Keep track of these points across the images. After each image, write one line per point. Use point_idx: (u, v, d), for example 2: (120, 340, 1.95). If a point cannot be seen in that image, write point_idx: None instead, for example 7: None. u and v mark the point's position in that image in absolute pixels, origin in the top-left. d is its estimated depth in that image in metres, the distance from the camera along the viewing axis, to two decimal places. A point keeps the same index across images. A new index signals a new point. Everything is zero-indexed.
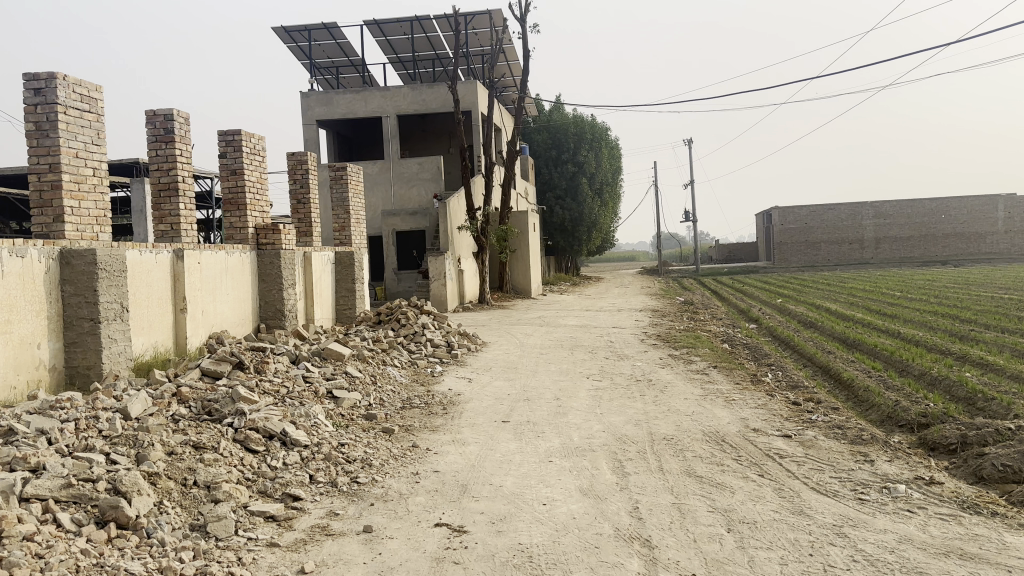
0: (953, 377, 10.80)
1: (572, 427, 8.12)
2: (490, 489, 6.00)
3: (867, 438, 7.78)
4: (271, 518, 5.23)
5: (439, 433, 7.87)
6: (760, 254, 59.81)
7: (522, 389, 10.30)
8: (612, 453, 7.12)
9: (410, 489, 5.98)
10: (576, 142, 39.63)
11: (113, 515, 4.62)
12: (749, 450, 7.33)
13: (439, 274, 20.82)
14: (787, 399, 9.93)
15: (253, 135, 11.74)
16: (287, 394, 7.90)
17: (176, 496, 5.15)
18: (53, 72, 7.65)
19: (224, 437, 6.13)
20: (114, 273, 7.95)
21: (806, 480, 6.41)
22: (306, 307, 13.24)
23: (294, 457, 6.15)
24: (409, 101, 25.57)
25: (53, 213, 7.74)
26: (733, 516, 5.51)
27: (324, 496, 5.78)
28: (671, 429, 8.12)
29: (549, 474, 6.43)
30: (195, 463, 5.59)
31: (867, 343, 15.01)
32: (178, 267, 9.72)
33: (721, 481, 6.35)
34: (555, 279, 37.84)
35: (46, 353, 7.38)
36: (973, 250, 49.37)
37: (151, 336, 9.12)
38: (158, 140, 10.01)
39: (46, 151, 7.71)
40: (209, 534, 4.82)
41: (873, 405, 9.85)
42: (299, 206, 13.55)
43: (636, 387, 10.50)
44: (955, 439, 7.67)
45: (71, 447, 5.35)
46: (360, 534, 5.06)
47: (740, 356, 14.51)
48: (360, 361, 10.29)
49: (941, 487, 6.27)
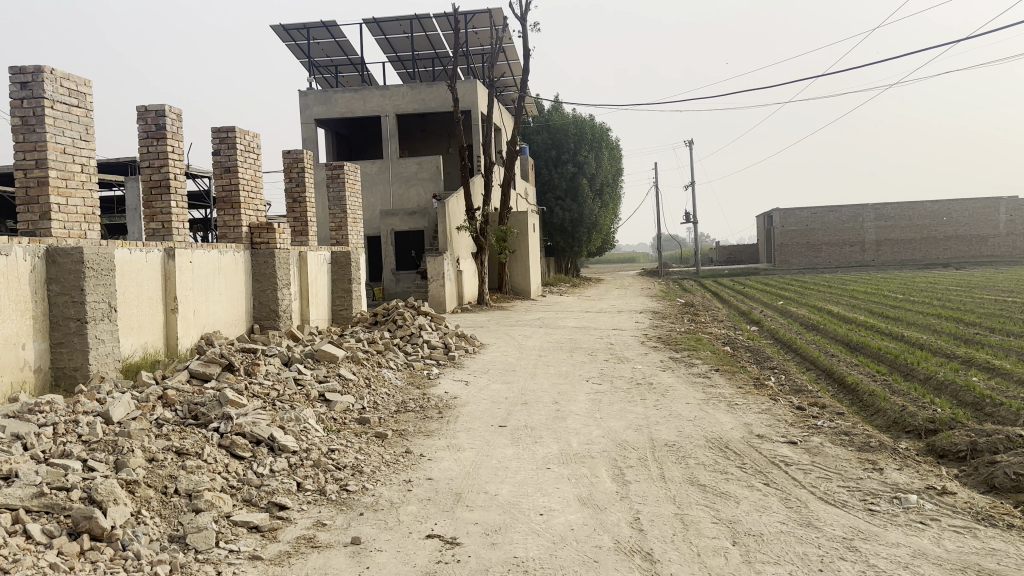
0: (960, 381, 10.55)
1: (571, 432, 7.90)
2: (485, 498, 5.77)
3: (875, 445, 7.54)
4: (255, 529, 5.00)
5: (434, 438, 7.64)
6: (760, 257, 59.65)
7: (521, 392, 10.07)
8: (612, 460, 6.87)
9: (401, 498, 5.75)
10: (577, 143, 39.44)
11: (86, 526, 4.37)
12: (753, 457, 7.10)
13: (437, 275, 20.59)
14: (791, 403, 9.69)
15: (248, 132, 11.54)
16: (277, 397, 7.68)
17: (155, 505, 4.91)
18: (41, 65, 7.42)
19: (209, 442, 5.90)
20: (102, 272, 7.74)
21: (814, 490, 6.18)
22: (301, 307, 12.99)
23: (281, 464, 5.92)
24: (408, 100, 25.35)
25: (39, 211, 7.52)
26: (739, 528, 5.27)
27: (312, 505, 5.53)
28: (672, 434, 7.89)
29: (547, 482, 6.20)
30: (176, 470, 5.34)
31: (870, 346, 14.78)
32: (170, 266, 9.51)
33: (725, 490, 6.11)
34: (554, 280, 37.60)
35: (31, 354, 7.15)
36: (975, 253, 49.12)
37: (141, 337, 8.91)
38: (150, 137, 9.78)
39: (32, 146, 7.49)
40: (188, 546, 4.58)
41: (878, 410, 9.63)
42: (295, 204, 13.32)
43: (636, 391, 10.28)
44: (964, 446, 7.44)
45: (48, 454, 5.12)
46: (347, 546, 4.83)
47: (742, 358, 14.31)
48: (355, 362, 10.06)
49: (954, 497, 6.03)
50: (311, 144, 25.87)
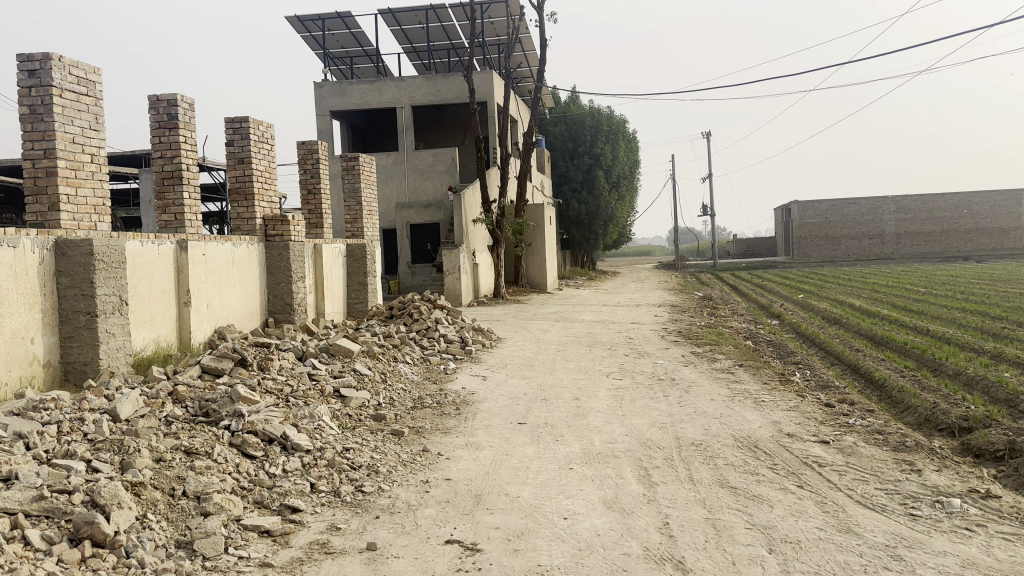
0: (992, 377, 10.19)
1: (593, 430, 7.63)
2: (506, 500, 5.53)
3: (911, 444, 7.20)
4: (265, 534, 4.77)
5: (452, 435, 7.40)
6: (778, 251, 58.94)
7: (540, 388, 9.78)
8: (637, 461, 6.60)
9: (419, 500, 5.51)
10: (593, 134, 39.09)
11: (88, 532, 4.16)
12: (785, 457, 6.81)
13: (453, 267, 20.35)
14: (819, 401, 9.33)
15: (262, 122, 11.34)
16: (290, 393, 7.47)
17: (161, 508, 4.70)
18: (48, 52, 7.24)
19: (219, 441, 5.71)
20: (112, 265, 7.54)
21: (851, 493, 5.88)
22: (316, 300, 12.78)
23: (295, 464, 5.70)
24: (423, 91, 25.06)
25: (48, 202, 7.33)
26: (774, 535, 4.98)
27: (326, 508, 5.30)
28: (699, 433, 7.59)
29: (570, 484, 5.92)
30: (184, 471, 5.13)
31: (896, 340, 14.41)
32: (182, 259, 9.31)
33: (757, 493, 5.82)
34: (570, 274, 37.26)
35: (40, 348, 6.98)
36: (996, 246, 48.18)
37: (153, 331, 8.73)
38: (161, 126, 9.59)
39: (41, 135, 7.31)
40: (196, 553, 4.37)
41: (908, 408, 9.28)
42: (310, 196, 13.15)
43: (658, 387, 9.98)
44: (1003, 445, 7.08)
45: (52, 453, 4.93)
46: (362, 552, 4.59)
47: (764, 353, 13.94)
48: (369, 357, 9.82)
49: (999, 501, 5.70)
50: (325, 136, 25.68)
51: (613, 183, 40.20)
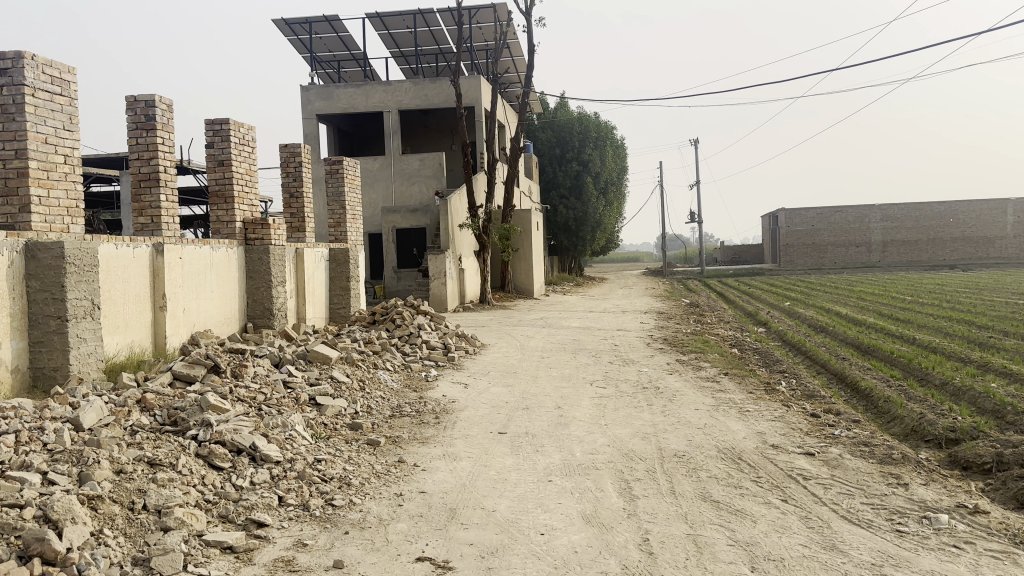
0: (978, 387, 10.08)
1: (574, 440, 7.47)
2: (481, 515, 5.35)
3: (896, 457, 7.08)
4: (228, 550, 4.59)
5: (429, 446, 7.22)
6: (766, 258, 59.15)
7: (522, 397, 9.60)
8: (618, 473, 6.44)
9: (391, 514, 5.32)
10: (581, 140, 39.10)
11: (39, 549, 3.96)
12: (769, 470, 6.67)
13: (438, 272, 20.16)
14: (804, 411, 9.20)
15: (243, 124, 11.12)
16: (264, 401, 7.27)
17: (119, 523, 4.49)
18: (21, 50, 7.02)
19: (184, 452, 5.51)
20: (85, 268, 7.31)
21: (836, 508, 5.75)
22: (297, 305, 12.57)
23: (263, 475, 5.51)
24: (410, 95, 24.90)
25: (19, 203, 7.10)
26: (757, 552, 4.83)
27: (293, 522, 5.11)
28: (683, 444, 7.45)
29: (548, 496, 5.78)
30: (146, 484, 4.92)
31: (882, 349, 14.34)
32: (158, 262, 9.10)
33: (741, 508, 5.67)
34: (557, 279, 37.12)
35: (7, 353, 6.75)
36: (981, 255, 48.47)
37: (127, 335, 8.50)
38: (138, 128, 9.35)
39: (12, 135, 7.09)
40: (152, 570, 4.17)
41: (895, 418, 9.17)
42: (292, 200, 12.92)
43: (642, 396, 9.82)
44: (990, 458, 6.98)
45: (6, 466, 4.71)
46: (328, 570, 4.41)
47: (750, 362, 13.81)
48: (349, 364, 9.63)
49: (987, 516, 5.58)
50: (311, 140, 25.46)
51: (601, 189, 40.16)
